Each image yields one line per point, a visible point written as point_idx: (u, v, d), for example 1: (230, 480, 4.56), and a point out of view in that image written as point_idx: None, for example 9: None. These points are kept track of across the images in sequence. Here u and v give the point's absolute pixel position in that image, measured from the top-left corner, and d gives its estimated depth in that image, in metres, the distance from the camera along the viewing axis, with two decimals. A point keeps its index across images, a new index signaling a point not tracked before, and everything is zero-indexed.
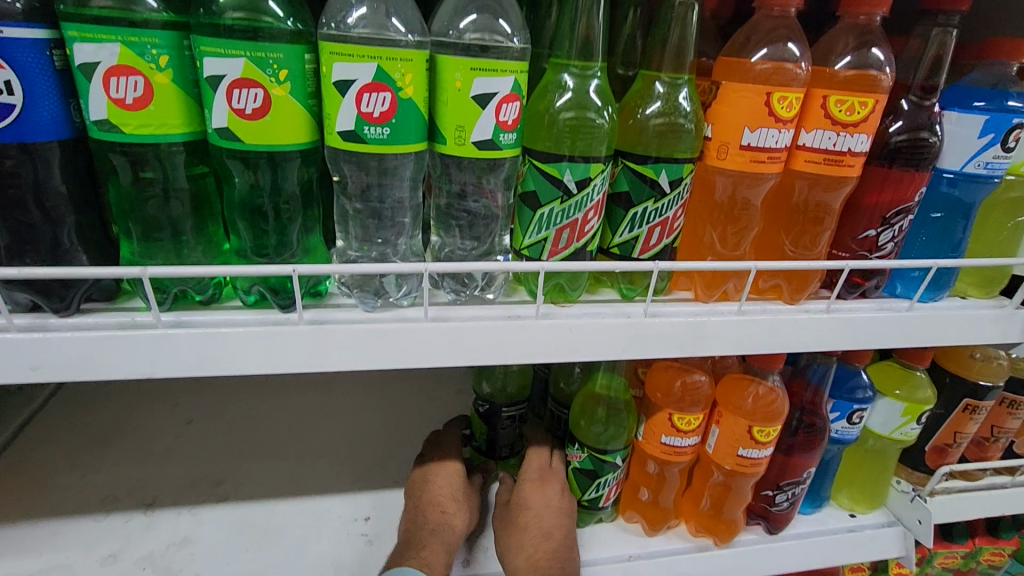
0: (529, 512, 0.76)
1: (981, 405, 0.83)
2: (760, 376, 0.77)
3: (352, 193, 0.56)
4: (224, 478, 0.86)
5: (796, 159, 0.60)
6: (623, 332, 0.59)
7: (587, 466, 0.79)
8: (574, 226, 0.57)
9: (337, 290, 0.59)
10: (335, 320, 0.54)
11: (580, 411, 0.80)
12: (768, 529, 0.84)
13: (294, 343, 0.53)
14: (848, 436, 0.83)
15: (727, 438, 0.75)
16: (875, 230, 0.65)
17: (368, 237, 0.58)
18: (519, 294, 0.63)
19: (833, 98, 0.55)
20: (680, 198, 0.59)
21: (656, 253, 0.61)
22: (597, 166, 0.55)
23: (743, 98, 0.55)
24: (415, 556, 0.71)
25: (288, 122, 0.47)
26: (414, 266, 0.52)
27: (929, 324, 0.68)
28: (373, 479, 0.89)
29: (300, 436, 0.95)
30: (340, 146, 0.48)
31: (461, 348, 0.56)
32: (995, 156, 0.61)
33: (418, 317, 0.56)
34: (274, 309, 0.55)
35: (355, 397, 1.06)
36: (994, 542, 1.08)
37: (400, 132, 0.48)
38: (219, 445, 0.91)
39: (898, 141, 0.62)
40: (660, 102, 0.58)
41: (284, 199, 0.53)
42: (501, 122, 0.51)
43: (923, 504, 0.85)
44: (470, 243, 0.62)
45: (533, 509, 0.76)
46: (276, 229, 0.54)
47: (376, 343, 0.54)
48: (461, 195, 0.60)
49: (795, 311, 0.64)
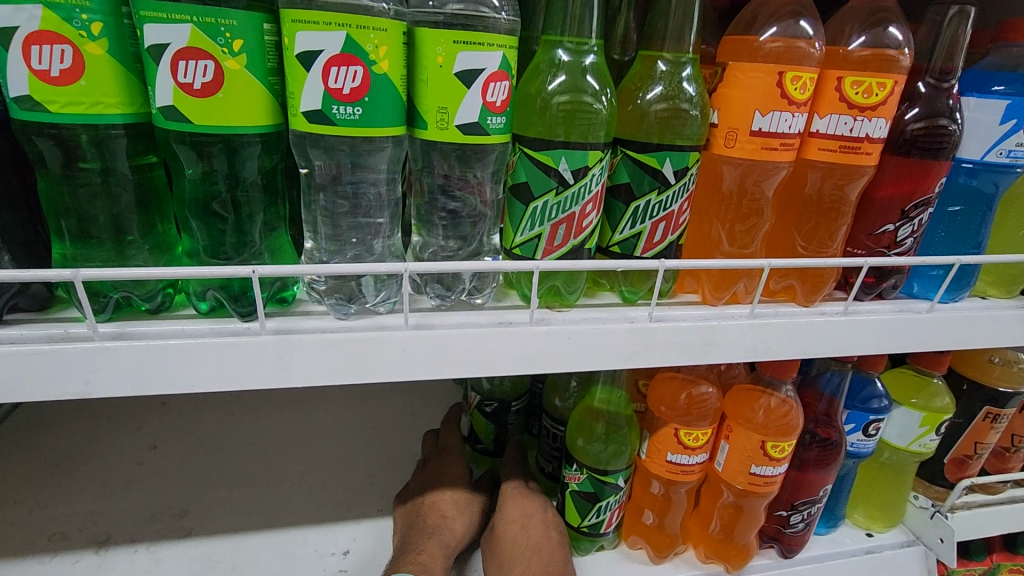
0: (511, 524, 0.73)
1: (1003, 413, 0.79)
2: (772, 387, 0.71)
3: (322, 187, 0.50)
4: (188, 510, 0.78)
5: (809, 147, 0.55)
6: (627, 339, 0.53)
7: (587, 489, 0.72)
8: (571, 221, 0.51)
9: (307, 297, 0.53)
10: (301, 330, 0.47)
11: (577, 427, 0.74)
12: (782, 552, 0.78)
13: (255, 357, 0.46)
14: (865, 449, 0.77)
15: (738, 454, 0.69)
16: (892, 225, 0.60)
17: (340, 236, 0.51)
18: (511, 299, 0.57)
19: (849, 79, 0.51)
20: (685, 189, 0.54)
21: (661, 252, 0.55)
22: (595, 154, 0.49)
23: (753, 79, 0.50)
24: (413, 560, 0.67)
25: (244, 101, 0.41)
26: (393, 266, 0.46)
27: (953, 326, 0.63)
28: (354, 508, 0.81)
29: (275, 461, 0.87)
30: (305, 129, 0.42)
31: (446, 359, 0.50)
32: (1018, 145, 0.57)
33: (397, 325, 0.49)
34: (233, 317, 0.48)
35: (336, 416, 0.98)
36: (1013, 559, 1.02)
37: (374, 112, 0.42)
38: (185, 473, 0.83)
39: (915, 129, 0.58)
40: (662, 86, 0.53)
41: (242, 191, 0.47)
42: (489, 103, 0.45)
43: (945, 521, 0.79)
44: (455, 244, 0.56)
45: (516, 520, 0.73)
46: (235, 226, 0.47)
47: (350, 354, 0.48)
48: (445, 189, 0.54)
49: (811, 314, 0.59)
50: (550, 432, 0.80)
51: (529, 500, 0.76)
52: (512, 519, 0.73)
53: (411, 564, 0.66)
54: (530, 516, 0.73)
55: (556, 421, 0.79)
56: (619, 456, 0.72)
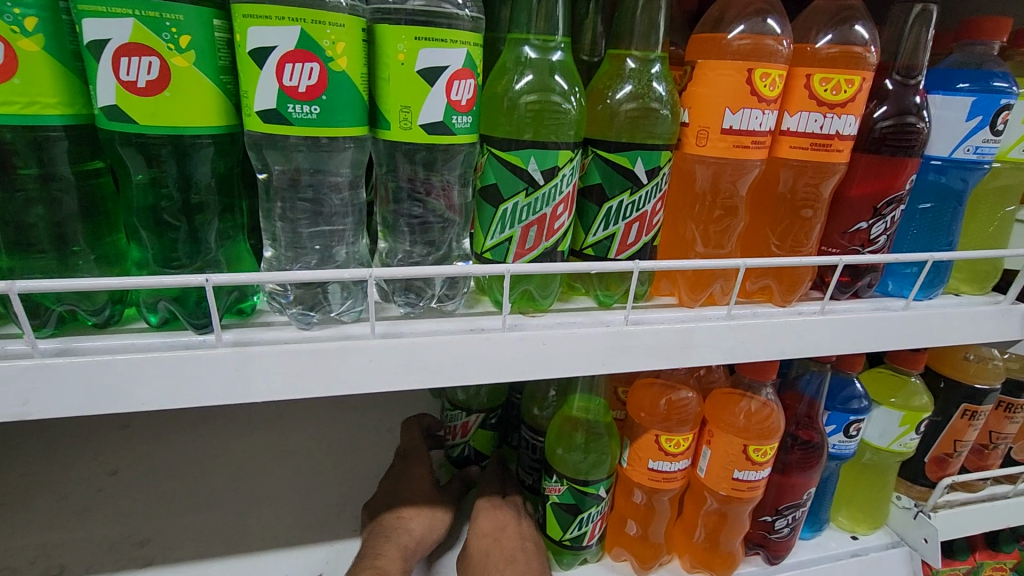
0: (485, 536, 0.71)
1: (980, 410, 0.79)
2: (751, 391, 0.71)
3: (279, 192, 0.47)
4: (150, 538, 0.74)
5: (780, 145, 0.55)
6: (603, 345, 0.52)
7: (568, 501, 0.70)
8: (543, 223, 0.50)
9: (269, 307, 0.50)
10: (260, 342, 0.45)
11: (557, 438, 0.72)
12: (768, 559, 0.76)
13: (210, 372, 0.43)
14: (846, 450, 0.76)
15: (721, 459, 0.68)
16: (866, 222, 0.60)
17: (301, 244, 0.49)
18: (483, 305, 0.55)
19: (818, 76, 0.51)
20: (658, 189, 0.53)
21: (635, 253, 0.54)
22: (565, 153, 0.48)
23: (722, 76, 0.50)
24: (370, 564, 0.66)
25: (193, 100, 0.39)
26: (357, 272, 0.44)
27: (928, 324, 0.63)
28: (327, 529, 0.78)
29: (244, 483, 0.83)
30: (260, 129, 0.40)
31: (415, 368, 0.48)
32: (985, 140, 0.58)
33: (363, 334, 0.47)
34: (187, 330, 0.46)
35: (309, 432, 0.94)
36: (995, 556, 1.02)
37: (332, 111, 0.41)
38: (147, 500, 0.79)
39: (884, 127, 0.58)
40: (632, 84, 0.52)
41: (196, 195, 0.44)
42: (453, 101, 0.44)
43: (928, 520, 0.79)
44: (423, 249, 0.54)
45: (489, 532, 0.71)
46: (188, 234, 0.45)
47: (313, 365, 0.45)
48: (412, 192, 0.52)
49: (788, 314, 0.58)
50: (529, 444, 0.78)
51: (503, 512, 0.73)
52: (485, 532, 0.71)
53: (367, 570, 0.64)
54: (502, 529, 0.71)
55: (534, 432, 0.77)
56: (599, 466, 0.70)
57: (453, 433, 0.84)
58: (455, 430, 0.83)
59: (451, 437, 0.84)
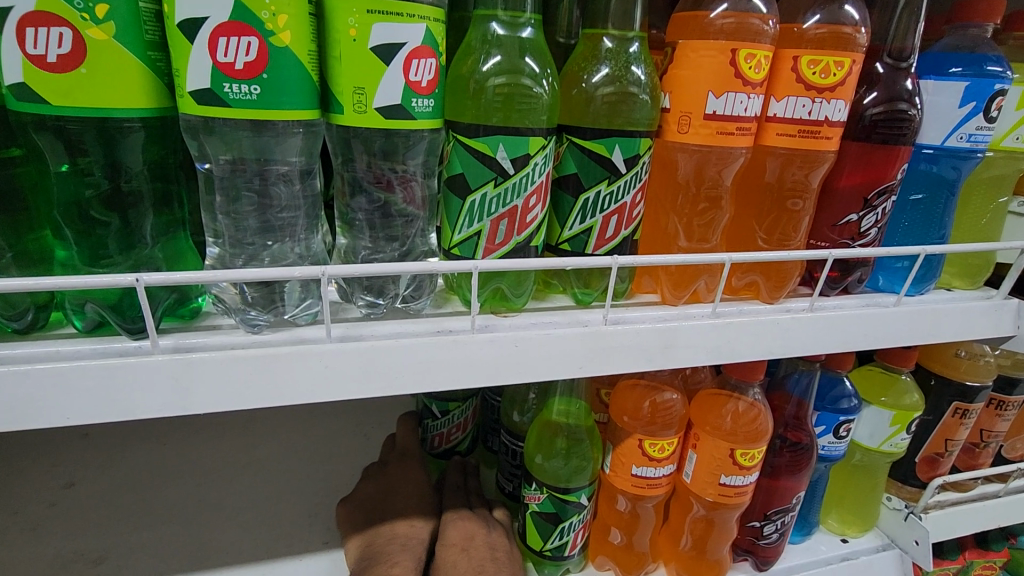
0: (458, 543, 0.67)
1: (972, 408, 0.77)
2: (738, 391, 0.68)
3: (221, 182, 0.43)
4: (105, 555, 0.68)
5: (766, 132, 0.51)
6: (580, 346, 0.48)
7: (548, 510, 0.66)
8: (514, 216, 0.46)
9: (215, 309, 0.46)
10: (202, 348, 0.41)
11: (537, 444, 0.68)
12: (757, 565, 0.73)
13: (144, 382, 0.39)
14: (836, 452, 0.74)
15: (706, 463, 0.65)
16: (857, 214, 0.57)
17: (250, 241, 0.45)
18: (452, 305, 0.51)
19: (805, 59, 0.48)
20: (637, 179, 0.49)
21: (614, 248, 0.51)
22: (537, 140, 0.45)
23: (705, 57, 0.46)
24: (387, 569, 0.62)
25: (114, 77, 0.34)
26: (309, 269, 0.40)
27: (921, 320, 0.60)
28: (295, 542, 0.73)
29: (209, 494, 0.78)
30: (194, 112, 0.36)
31: (376, 374, 0.44)
32: (978, 128, 0.55)
33: (318, 338, 0.43)
34: (121, 336, 0.41)
35: (280, 439, 0.89)
36: (985, 555, 1.00)
37: (275, 91, 0.37)
38: (104, 513, 0.74)
39: (874, 114, 0.55)
40: (608, 67, 0.49)
41: (129, 185, 0.40)
42: (412, 82, 0.40)
43: (919, 522, 0.77)
44: (384, 245, 0.50)
45: (461, 540, 0.67)
46: (120, 230, 0.40)
47: (260, 373, 0.41)
48: (370, 182, 0.48)
49: (776, 312, 0.55)
50: (508, 449, 0.75)
51: (473, 522, 0.69)
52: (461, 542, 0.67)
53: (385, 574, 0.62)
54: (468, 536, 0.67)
55: (513, 436, 0.74)
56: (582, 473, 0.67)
57: (458, 428, 0.82)
58: (460, 424, 0.82)
59: (455, 433, 0.82)
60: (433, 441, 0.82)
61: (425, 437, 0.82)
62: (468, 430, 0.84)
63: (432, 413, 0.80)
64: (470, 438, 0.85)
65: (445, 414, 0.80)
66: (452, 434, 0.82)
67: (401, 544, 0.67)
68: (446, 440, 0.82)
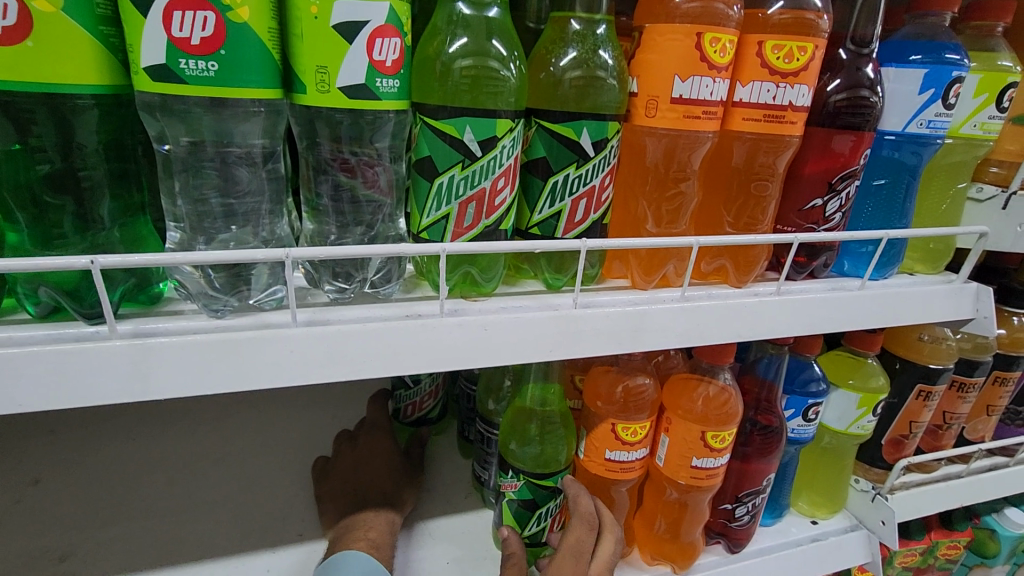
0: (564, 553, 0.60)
1: (935, 390, 0.79)
2: (709, 376, 0.69)
3: (178, 164, 0.43)
4: (72, 552, 0.66)
5: (732, 117, 0.52)
6: (550, 329, 0.48)
7: (523, 497, 0.67)
8: (482, 199, 0.46)
9: (177, 295, 0.45)
10: (162, 333, 0.40)
11: (509, 431, 0.69)
12: (729, 548, 0.75)
13: (106, 367, 0.38)
14: (806, 435, 0.75)
15: (679, 446, 0.65)
16: (822, 199, 0.58)
17: (212, 224, 0.44)
18: (421, 290, 0.51)
19: (770, 43, 0.48)
20: (606, 163, 0.49)
21: (584, 232, 0.51)
22: (505, 123, 0.44)
23: (672, 41, 0.47)
24: (363, 536, 0.65)
25: (64, 51, 0.33)
26: (272, 252, 0.39)
27: (885, 303, 0.61)
28: (270, 535, 0.71)
29: (181, 489, 0.76)
30: (150, 89, 0.35)
31: (343, 358, 0.43)
32: (938, 114, 0.56)
33: (284, 322, 0.43)
34: (77, 321, 0.40)
35: (254, 433, 0.88)
36: (949, 534, 1.03)
37: (234, 68, 0.36)
38: (70, 510, 0.71)
39: (837, 100, 0.56)
40: (576, 50, 0.49)
41: (82, 167, 0.39)
42: (376, 62, 0.40)
43: (885, 502, 0.78)
44: (352, 231, 0.49)
45: (570, 550, 0.59)
46: (76, 213, 0.39)
47: (226, 358, 0.40)
48: (334, 165, 0.48)
49: (744, 295, 0.56)
50: (482, 438, 0.75)
51: None
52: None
53: (361, 541, 0.64)
54: (580, 558, 0.59)
55: (488, 425, 0.74)
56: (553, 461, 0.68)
57: (430, 396, 0.87)
58: (431, 391, 0.86)
59: (427, 401, 0.87)
60: (406, 410, 0.86)
61: (397, 407, 0.86)
62: (437, 400, 0.88)
63: (404, 383, 0.84)
64: (440, 405, 0.89)
65: (413, 386, 0.84)
66: (424, 401, 0.86)
67: (371, 534, 0.66)
68: (418, 409, 0.87)
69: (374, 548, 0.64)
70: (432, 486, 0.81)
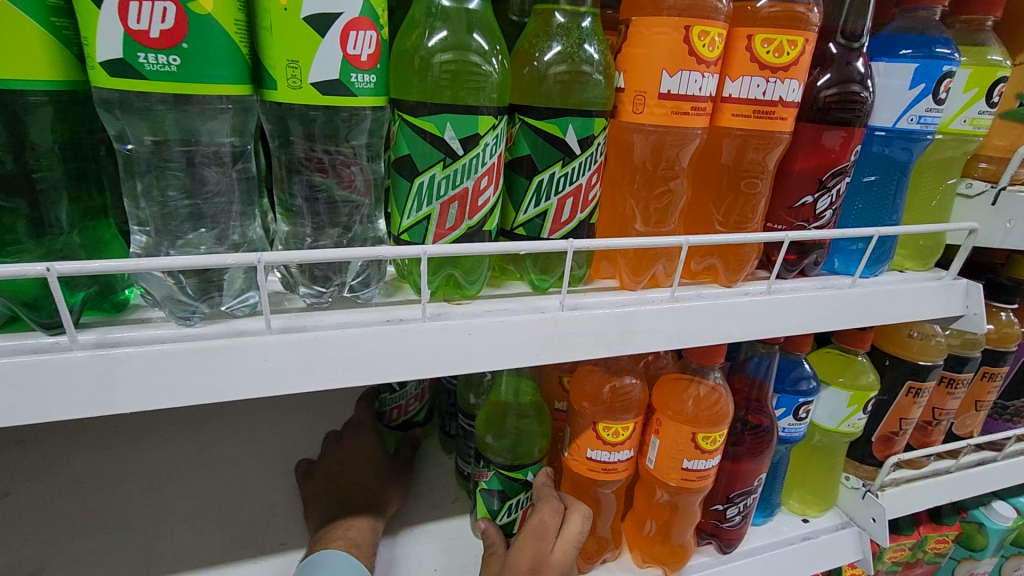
0: (527, 535, 0.58)
1: (924, 387, 0.79)
2: (699, 375, 0.68)
3: (142, 166, 0.41)
4: (44, 567, 0.63)
5: (721, 113, 0.51)
6: (536, 332, 0.47)
7: (496, 487, 0.66)
8: (464, 198, 0.45)
9: (145, 302, 0.43)
10: (127, 343, 0.38)
11: (487, 425, 0.69)
12: (720, 548, 0.74)
13: (63, 381, 0.36)
14: (796, 434, 0.74)
15: (669, 449, 0.64)
16: (812, 196, 0.57)
17: (180, 227, 0.42)
18: (403, 293, 0.49)
19: (759, 37, 0.47)
20: (593, 160, 0.48)
21: (570, 232, 0.49)
22: (486, 119, 0.43)
23: (660, 35, 0.45)
24: (342, 536, 0.64)
25: (11, 45, 0.31)
26: (244, 256, 0.37)
27: (874, 301, 0.61)
28: (251, 545, 0.69)
29: (159, 499, 0.74)
30: (106, 85, 0.33)
31: (320, 366, 0.41)
32: (928, 110, 0.56)
33: (258, 330, 0.41)
34: (35, 331, 0.38)
35: (236, 440, 0.86)
36: (938, 529, 1.03)
37: (197, 63, 0.34)
38: (43, 523, 0.69)
39: (828, 96, 0.55)
40: (560, 44, 0.47)
41: (37, 167, 0.37)
42: (351, 56, 0.38)
43: (876, 499, 0.78)
44: (330, 234, 0.47)
45: (532, 531, 0.58)
46: (30, 217, 0.37)
47: (194, 369, 0.38)
48: (308, 165, 0.46)
49: (734, 295, 0.55)
50: (463, 432, 0.75)
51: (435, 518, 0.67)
52: (529, 561, 0.56)
53: (339, 540, 0.64)
54: (543, 538, 0.57)
55: (469, 419, 0.75)
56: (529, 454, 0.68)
57: (416, 399, 0.86)
58: (417, 394, 0.86)
59: (413, 403, 0.86)
60: (391, 414, 0.84)
61: (382, 410, 0.85)
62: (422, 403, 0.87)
63: (389, 387, 0.83)
64: (426, 409, 0.88)
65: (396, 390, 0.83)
66: (409, 404, 0.85)
67: (351, 533, 0.65)
68: (404, 412, 0.85)
69: (355, 548, 0.63)
70: (419, 490, 0.79)
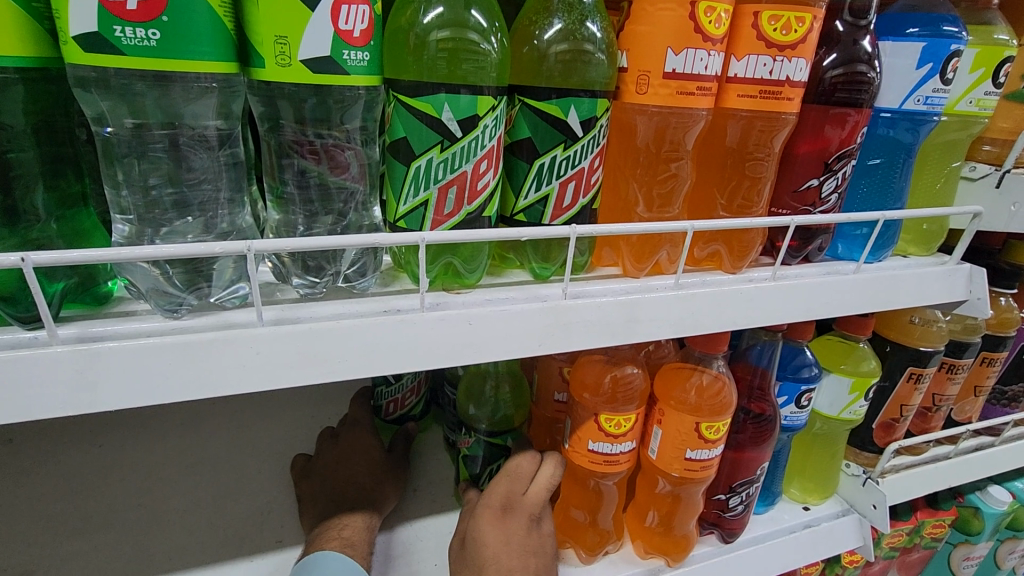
0: (501, 477, 0.60)
1: (926, 372, 0.78)
2: (702, 364, 0.67)
3: (122, 149, 0.38)
4: (30, 569, 0.61)
5: (727, 94, 0.49)
6: (539, 321, 0.45)
7: (478, 452, 0.69)
8: (463, 182, 0.43)
9: (129, 294, 0.41)
10: (111, 337, 0.36)
11: (467, 396, 0.72)
12: (722, 538, 0.73)
13: (41, 378, 0.34)
14: (798, 422, 0.74)
15: (672, 440, 0.63)
16: (818, 179, 0.56)
17: (164, 214, 0.40)
18: (400, 283, 0.48)
19: (766, 14, 0.45)
20: (595, 143, 0.46)
21: (572, 218, 0.48)
22: (485, 100, 0.41)
23: (664, 11, 0.43)
24: (336, 536, 0.63)
25: None
26: (233, 245, 0.35)
27: (878, 286, 0.60)
28: (245, 545, 0.67)
29: (151, 497, 0.72)
30: (80, 60, 0.31)
31: (315, 359, 0.40)
32: (935, 90, 0.54)
33: (249, 322, 0.39)
34: (13, 327, 0.36)
35: (229, 437, 0.84)
36: (935, 514, 1.04)
37: (178, 37, 0.31)
38: (30, 524, 0.67)
39: (834, 76, 0.54)
40: (561, 21, 0.46)
41: (11, 150, 0.35)
42: (342, 32, 0.36)
43: (876, 487, 0.78)
44: (324, 221, 0.45)
45: (507, 472, 0.60)
46: (3, 205, 0.35)
47: (181, 365, 0.36)
48: (299, 150, 0.44)
49: (738, 281, 0.53)
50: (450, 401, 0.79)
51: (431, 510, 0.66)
52: (501, 497, 0.58)
53: (335, 541, 0.62)
54: (517, 480, 0.59)
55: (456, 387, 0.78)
56: (507, 418, 0.70)
57: (412, 393, 0.84)
58: (414, 387, 0.83)
59: (409, 397, 0.84)
60: (388, 407, 0.83)
61: (379, 404, 0.83)
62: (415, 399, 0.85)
63: (385, 379, 0.81)
64: (423, 401, 0.86)
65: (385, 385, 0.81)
66: (405, 398, 0.83)
67: (346, 533, 0.63)
68: (400, 406, 0.83)
69: (349, 548, 0.62)
70: (417, 483, 0.78)
